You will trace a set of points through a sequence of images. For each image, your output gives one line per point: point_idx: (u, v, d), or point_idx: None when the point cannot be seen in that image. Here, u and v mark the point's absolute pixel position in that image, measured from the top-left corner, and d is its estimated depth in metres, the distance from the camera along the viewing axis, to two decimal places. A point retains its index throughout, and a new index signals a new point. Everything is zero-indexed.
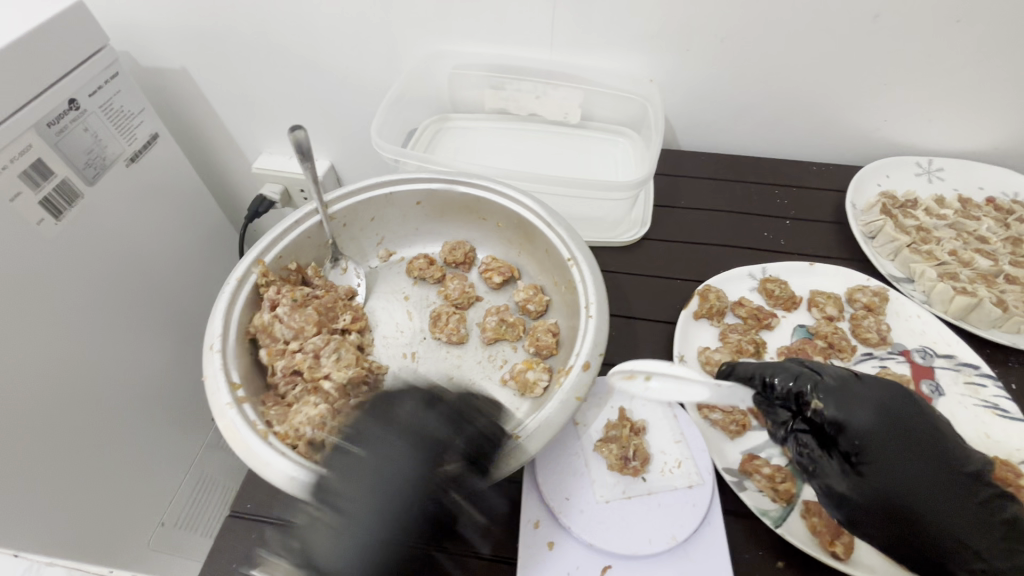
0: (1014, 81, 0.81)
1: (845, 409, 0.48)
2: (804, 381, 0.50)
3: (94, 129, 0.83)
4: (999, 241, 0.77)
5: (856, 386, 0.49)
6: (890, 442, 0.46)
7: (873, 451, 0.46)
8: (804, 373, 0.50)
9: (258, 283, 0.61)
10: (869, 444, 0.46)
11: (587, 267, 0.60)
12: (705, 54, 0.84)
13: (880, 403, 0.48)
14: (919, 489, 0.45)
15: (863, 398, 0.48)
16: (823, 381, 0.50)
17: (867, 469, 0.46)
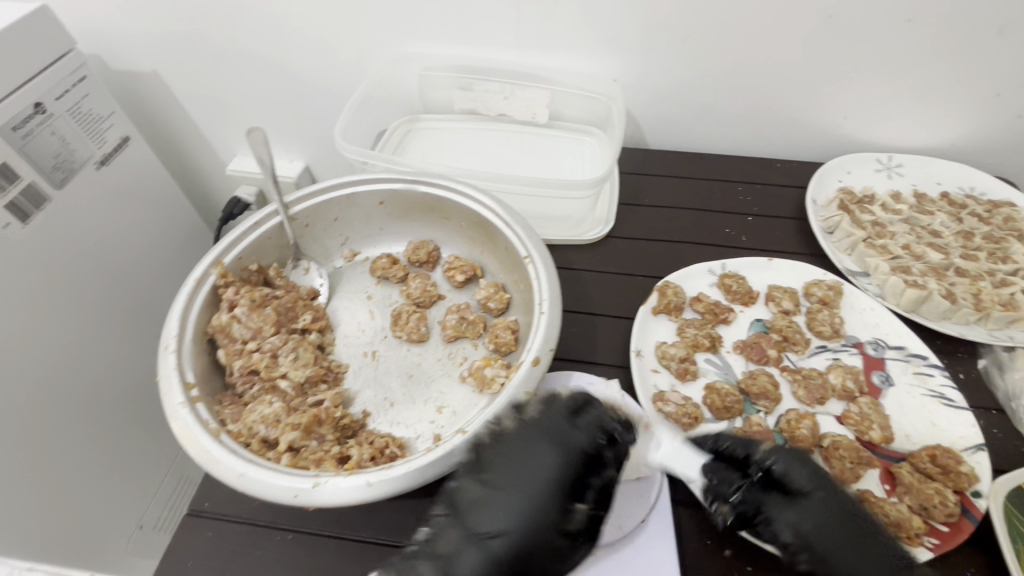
0: (968, 79, 0.82)
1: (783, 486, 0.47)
2: (751, 446, 0.51)
3: (61, 133, 0.83)
4: (952, 235, 0.80)
5: (802, 457, 0.50)
6: (832, 523, 0.45)
7: (803, 507, 0.46)
8: (753, 441, 0.52)
9: (217, 285, 0.62)
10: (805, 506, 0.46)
11: (542, 265, 0.62)
12: (666, 54, 0.86)
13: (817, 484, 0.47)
14: (838, 546, 0.43)
15: (797, 478, 0.48)
16: (770, 449, 0.50)
17: (800, 525, 0.45)
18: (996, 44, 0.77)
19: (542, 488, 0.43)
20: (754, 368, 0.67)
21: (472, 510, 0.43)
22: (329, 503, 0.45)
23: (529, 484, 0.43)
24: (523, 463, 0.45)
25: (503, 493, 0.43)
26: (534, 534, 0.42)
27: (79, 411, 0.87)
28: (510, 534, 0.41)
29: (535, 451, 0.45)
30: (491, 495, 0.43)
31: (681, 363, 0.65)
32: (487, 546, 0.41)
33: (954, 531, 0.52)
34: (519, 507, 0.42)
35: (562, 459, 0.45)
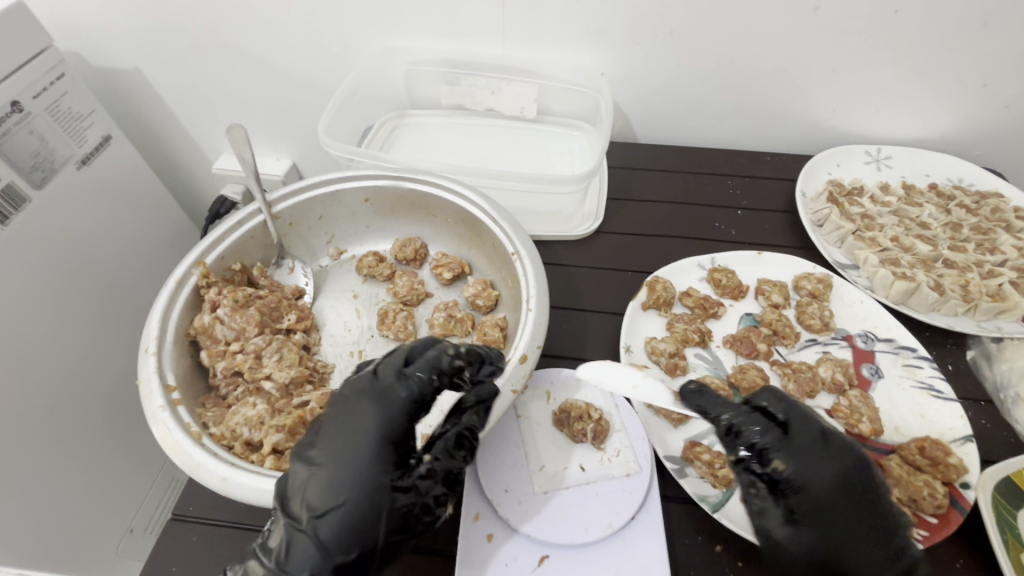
0: (955, 70, 0.82)
1: (801, 464, 0.47)
2: (769, 435, 0.49)
3: (39, 132, 0.81)
4: (940, 227, 0.80)
5: (814, 443, 0.49)
6: (842, 503, 0.46)
7: (812, 502, 0.46)
8: (770, 426, 0.49)
9: (198, 285, 0.61)
10: (821, 501, 0.46)
11: (529, 261, 0.61)
12: (654, 47, 0.85)
13: (844, 463, 0.47)
14: (848, 536, 0.45)
15: (816, 456, 0.48)
16: (783, 437, 0.49)
17: (811, 516, 0.46)
18: (983, 34, 0.77)
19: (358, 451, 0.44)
20: (744, 362, 0.66)
21: (297, 493, 0.43)
22: None
23: (356, 449, 0.44)
24: (345, 427, 0.45)
25: (330, 469, 0.43)
26: (375, 500, 0.43)
27: (65, 415, 0.85)
28: (338, 507, 0.42)
29: (355, 412, 0.46)
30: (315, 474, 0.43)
31: (671, 358, 0.65)
32: (314, 523, 0.41)
33: (943, 523, 0.52)
34: (346, 470, 0.43)
35: (389, 421, 0.46)
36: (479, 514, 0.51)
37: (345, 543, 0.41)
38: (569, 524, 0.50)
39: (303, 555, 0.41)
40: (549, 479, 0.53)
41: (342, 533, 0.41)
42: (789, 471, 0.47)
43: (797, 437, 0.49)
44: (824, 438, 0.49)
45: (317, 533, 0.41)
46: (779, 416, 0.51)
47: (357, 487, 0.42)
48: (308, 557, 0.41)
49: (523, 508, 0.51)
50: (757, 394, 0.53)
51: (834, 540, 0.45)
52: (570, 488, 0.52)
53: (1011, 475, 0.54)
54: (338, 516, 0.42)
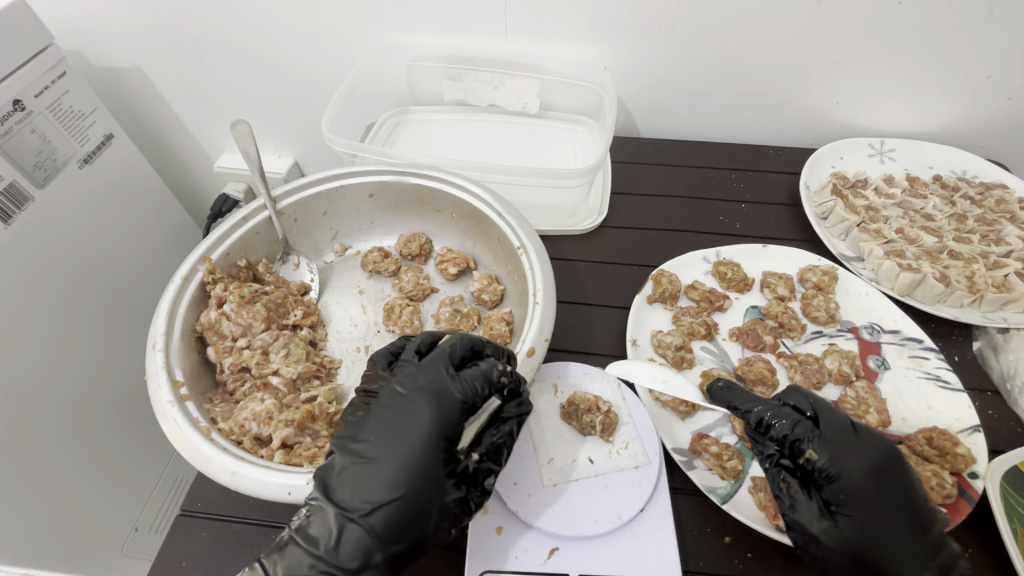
0: (958, 62, 0.82)
1: (834, 454, 0.48)
2: (802, 429, 0.50)
3: (41, 130, 0.81)
4: (944, 218, 0.80)
5: (852, 439, 0.49)
6: (875, 493, 0.46)
7: (845, 493, 0.47)
8: (804, 421, 0.51)
9: (204, 281, 0.61)
10: (853, 493, 0.47)
11: (536, 255, 0.61)
12: (657, 41, 0.85)
13: (875, 455, 0.48)
14: (881, 529, 0.45)
15: (849, 447, 0.49)
16: (819, 432, 0.50)
17: (844, 509, 0.46)
18: (986, 25, 0.77)
19: (413, 447, 0.45)
20: (751, 355, 0.66)
21: (347, 484, 0.44)
22: None
23: (411, 445, 0.45)
24: (399, 423, 0.46)
25: (383, 464, 0.44)
26: (426, 494, 0.44)
27: (70, 414, 0.85)
28: (391, 500, 0.43)
29: (410, 408, 0.47)
30: (366, 467, 0.44)
31: (677, 351, 0.65)
32: (366, 512, 0.43)
33: (951, 513, 0.52)
34: (397, 468, 0.44)
35: (443, 418, 0.47)
36: (488, 507, 0.51)
37: (394, 533, 0.43)
38: (579, 516, 0.50)
39: (352, 542, 0.42)
40: (558, 471, 0.53)
41: (392, 523, 0.43)
42: (822, 462, 0.48)
43: (829, 430, 0.50)
44: (854, 431, 0.50)
45: (367, 522, 0.42)
46: (808, 412, 0.52)
47: (410, 481, 0.44)
48: (356, 544, 0.42)
49: (533, 500, 0.51)
50: (788, 394, 0.55)
51: (873, 529, 0.45)
52: (580, 481, 0.53)
53: (1018, 464, 0.54)
54: (391, 506, 0.43)
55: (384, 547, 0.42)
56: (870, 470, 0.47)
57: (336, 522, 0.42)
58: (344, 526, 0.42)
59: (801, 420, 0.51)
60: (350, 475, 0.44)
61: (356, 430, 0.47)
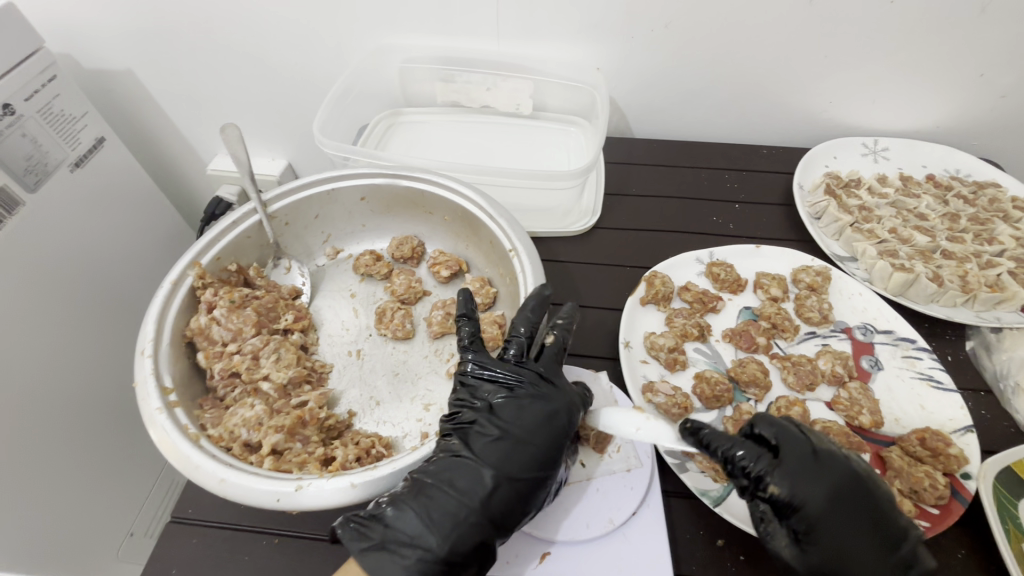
0: (950, 60, 0.82)
1: (793, 486, 0.45)
2: (759, 463, 0.46)
3: (31, 134, 0.80)
4: (938, 217, 0.80)
5: (813, 467, 0.45)
6: (838, 523, 0.44)
7: (815, 528, 0.44)
8: (762, 454, 0.47)
9: (194, 286, 0.60)
10: (820, 527, 0.44)
11: (527, 257, 0.61)
12: (649, 42, 0.85)
13: (835, 481, 0.45)
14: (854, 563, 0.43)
15: (805, 478, 0.45)
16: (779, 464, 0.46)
17: (814, 544, 0.44)
18: (977, 24, 0.77)
19: (539, 446, 0.49)
20: (744, 356, 0.66)
21: (469, 476, 0.47)
22: (312, 506, 0.44)
23: (544, 446, 0.49)
24: (527, 423, 0.49)
25: (502, 462, 0.47)
26: (538, 492, 0.47)
27: (65, 418, 0.85)
28: (511, 491, 0.46)
29: (535, 410, 0.50)
30: (496, 457, 0.48)
31: (670, 353, 0.64)
32: (485, 504, 0.45)
33: (944, 513, 0.52)
34: (523, 464, 0.47)
35: (573, 426, 0.51)
36: None
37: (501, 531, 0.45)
38: (570, 520, 0.50)
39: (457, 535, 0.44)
40: None
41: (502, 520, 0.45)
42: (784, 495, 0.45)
43: (786, 458, 0.46)
44: (815, 455, 0.46)
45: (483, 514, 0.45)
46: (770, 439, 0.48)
47: (529, 480, 0.47)
48: (464, 536, 0.44)
49: None
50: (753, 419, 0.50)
51: (843, 559, 0.43)
52: (571, 485, 0.53)
53: (1011, 464, 0.54)
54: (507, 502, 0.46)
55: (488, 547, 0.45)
56: (830, 502, 0.44)
57: (455, 516, 0.44)
58: (458, 517, 0.45)
59: (757, 450, 0.47)
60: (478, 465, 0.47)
61: (491, 418, 0.50)
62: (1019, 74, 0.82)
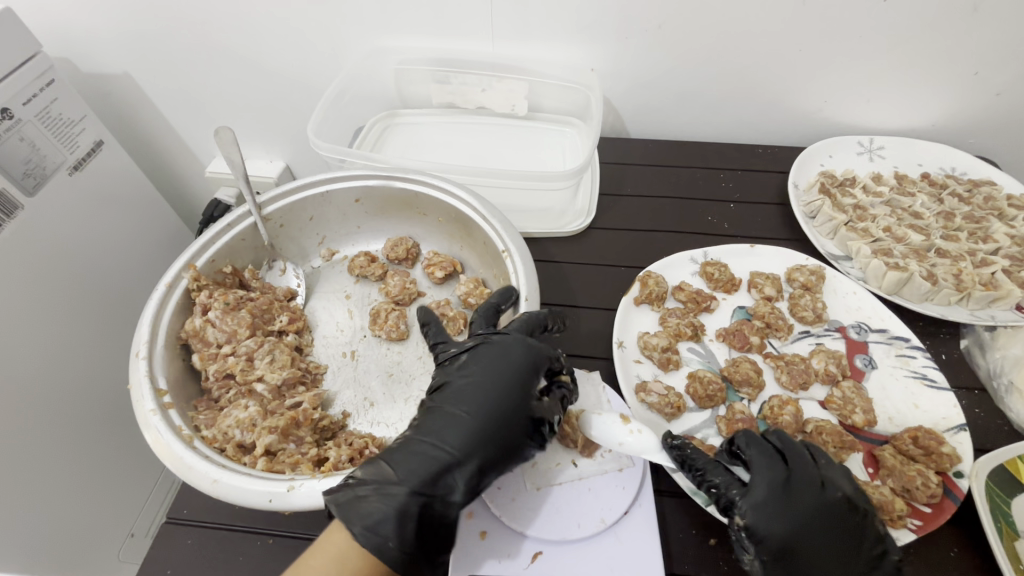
0: (945, 59, 0.82)
1: (757, 514, 0.46)
2: (759, 471, 0.48)
3: (30, 138, 0.81)
4: (932, 216, 0.79)
5: (808, 484, 0.47)
6: (801, 555, 0.44)
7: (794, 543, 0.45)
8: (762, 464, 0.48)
9: (189, 288, 0.61)
10: (798, 540, 0.45)
11: (519, 258, 0.61)
12: (643, 43, 0.85)
13: (825, 501, 0.46)
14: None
15: (768, 506, 0.46)
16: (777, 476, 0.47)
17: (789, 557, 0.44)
18: (971, 22, 0.77)
19: (505, 388, 0.50)
20: (737, 356, 0.66)
21: (437, 423, 0.48)
22: (304, 507, 0.45)
23: (500, 383, 0.50)
24: (488, 369, 0.51)
25: (467, 409, 0.49)
26: (508, 434, 0.48)
27: (65, 421, 0.85)
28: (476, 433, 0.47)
29: (496, 356, 0.52)
30: (460, 404, 0.49)
31: (663, 353, 0.64)
32: (452, 445, 0.47)
33: (937, 511, 0.52)
34: (489, 406, 0.49)
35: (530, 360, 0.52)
36: (472, 512, 0.51)
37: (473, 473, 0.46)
38: (562, 519, 0.50)
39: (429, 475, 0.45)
40: (542, 475, 0.53)
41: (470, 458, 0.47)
42: (770, 506, 0.46)
43: (754, 486, 0.47)
44: (786, 484, 0.47)
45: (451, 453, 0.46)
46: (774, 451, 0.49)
47: (489, 420, 0.48)
48: (437, 474, 0.45)
49: (516, 505, 0.51)
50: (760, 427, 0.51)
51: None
52: (563, 485, 0.52)
53: (1002, 462, 0.54)
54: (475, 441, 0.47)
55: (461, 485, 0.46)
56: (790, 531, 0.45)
57: (422, 456, 0.46)
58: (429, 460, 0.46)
59: (728, 477, 0.49)
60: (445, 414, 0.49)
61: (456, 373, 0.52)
62: (1013, 73, 0.82)
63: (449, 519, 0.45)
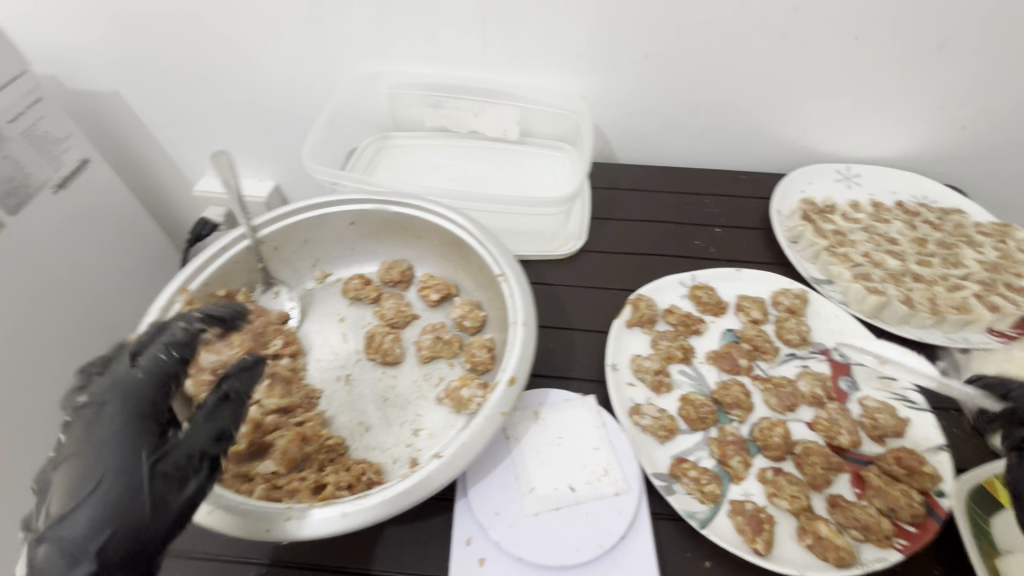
0: (914, 92, 0.87)
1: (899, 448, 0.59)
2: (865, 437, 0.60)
3: (16, 157, 0.79)
4: (908, 241, 0.82)
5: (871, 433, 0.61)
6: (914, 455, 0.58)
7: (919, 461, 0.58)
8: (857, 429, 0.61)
9: (183, 312, 0.60)
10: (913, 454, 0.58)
11: (517, 282, 0.62)
12: (631, 73, 0.88)
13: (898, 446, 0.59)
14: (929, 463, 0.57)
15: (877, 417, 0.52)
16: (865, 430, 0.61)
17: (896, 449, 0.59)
18: (937, 61, 0.82)
19: (123, 447, 0.40)
20: (727, 377, 0.68)
21: (111, 467, 0.39)
22: (302, 536, 0.44)
23: (127, 415, 0.41)
24: (96, 417, 0.41)
25: (102, 500, 0.38)
26: (128, 479, 0.39)
27: (43, 446, 0.83)
28: (92, 496, 0.38)
29: (103, 405, 0.41)
30: (80, 443, 0.40)
31: (655, 375, 0.66)
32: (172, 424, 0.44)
33: (922, 531, 0.53)
34: (92, 467, 0.39)
35: (143, 418, 0.42)
36: (471, 538, 0.51)
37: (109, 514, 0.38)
38: (561, 545, 0.50)
39: (123, 461, 0.39)
40: (540, 500, 0.53)
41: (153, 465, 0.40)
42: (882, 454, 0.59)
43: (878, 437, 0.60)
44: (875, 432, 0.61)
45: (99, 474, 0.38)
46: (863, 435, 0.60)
47: (121, 475, 0.39)
48: (157, 446, 0.42)
49: (514, 530, 0.51)
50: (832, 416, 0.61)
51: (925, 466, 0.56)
52: (561, 509, 0.52)
53: (983, 482, 0.56)
54: (121, 462, 0.39)
55: (100, 525, 0.37)
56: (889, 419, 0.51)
57: (108, 481, 0.38)
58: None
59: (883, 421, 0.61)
60: (110, 422, 0.41)
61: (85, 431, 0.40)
62: (977, 106, 0.87)
63: (160, 473, 0.41)
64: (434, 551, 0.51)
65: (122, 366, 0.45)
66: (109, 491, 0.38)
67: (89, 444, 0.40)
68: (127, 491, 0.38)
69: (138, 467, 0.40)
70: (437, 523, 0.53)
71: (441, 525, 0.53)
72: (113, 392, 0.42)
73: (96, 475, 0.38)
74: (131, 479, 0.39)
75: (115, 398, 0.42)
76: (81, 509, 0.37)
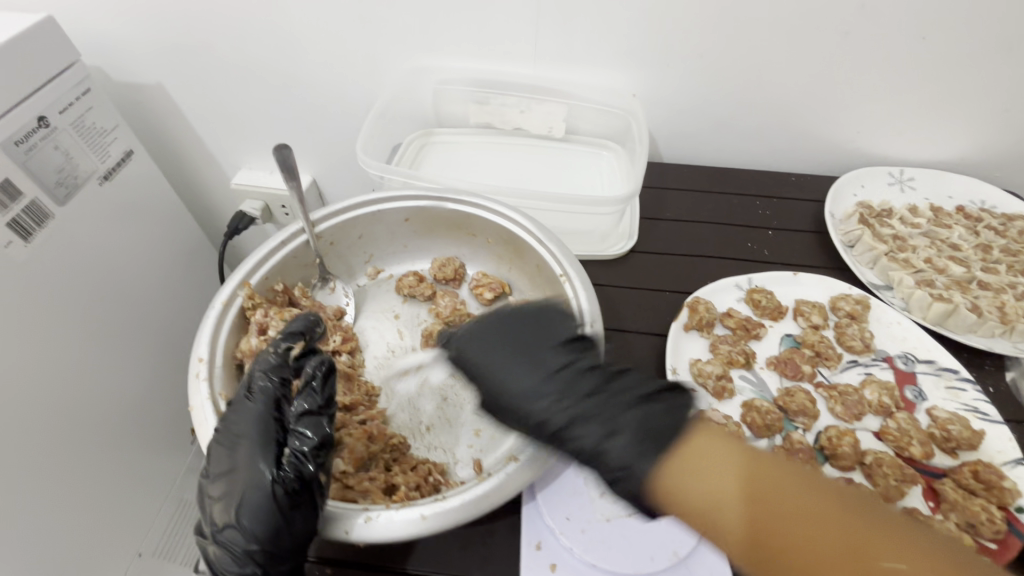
0: (978, 94, 0.84)
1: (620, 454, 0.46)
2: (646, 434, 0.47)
3: (63, 147, 0.80)
4: (971, 248, 0.81)
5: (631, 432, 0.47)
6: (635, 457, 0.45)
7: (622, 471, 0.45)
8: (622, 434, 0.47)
9: (244, 306, 0.60)
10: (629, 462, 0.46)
11: (580, 282, 0.61)
12: (684, 71, 0.86)
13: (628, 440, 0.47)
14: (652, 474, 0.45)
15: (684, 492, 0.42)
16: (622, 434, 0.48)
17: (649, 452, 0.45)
18: (1006, 61, 0.79)
19: (249, 463, 0.45)
20: (790, 384, 0.66)
21: (245, 482, 0.45)
22: (382, 538, 0.44)
23: (250, 436, 0.47)
24: (228, 437, 0.47)
25: (246, 510, 0.44)
26: (258, 489, 0.44)
27: (85, 434, 0.83)
28: (238, 508, 0.44)
29: (233, 427, 0.48)
30: (219, 464, 0.46)
31: (717, 381, 0.65)
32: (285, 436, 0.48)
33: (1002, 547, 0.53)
34: (234, 483, 0.45)
35: (262, 435, 0.47)
36: (540, 543, 0.50)
37: (253, 520, 0.44)
38: (634, 552, 0.49)
39: (250, 475, 0.45)
40: (610, 506, 0.52)
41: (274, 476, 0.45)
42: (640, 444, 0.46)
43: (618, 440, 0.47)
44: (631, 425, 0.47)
45: (238, 488, 0.45)
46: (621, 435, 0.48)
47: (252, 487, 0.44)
48: (274, 457, 0.46)
49: (586, 536, 0.50)
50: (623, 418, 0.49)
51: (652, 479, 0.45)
52: (633, 516, 0.51)
53: None
54: (251, 478, 0.45)
55: (253, 529, 0.44)
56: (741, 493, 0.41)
57: (246, 494, 0.44)
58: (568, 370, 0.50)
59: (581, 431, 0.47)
60: (239, 443, 0.47)
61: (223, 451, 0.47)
62: None
63: (280, 483, 0.45)
64: (500, 554, 0.50)
65: (240, 397, 0.50)
66: (249, 501, 0.44)
67: (225, 464, 0.46)
68: (262, 502, 0.44)
69: (263, 478, 0.45)
70: (501, 526, 0.52)
71: (506, 529, 0.52)
72: (238, 415, 0.48)
73: (237, 490, 0.45)
74: (263, 488, 0.44)
75: (239, 421, 0.48)
76: (235, 519, 0.44)
